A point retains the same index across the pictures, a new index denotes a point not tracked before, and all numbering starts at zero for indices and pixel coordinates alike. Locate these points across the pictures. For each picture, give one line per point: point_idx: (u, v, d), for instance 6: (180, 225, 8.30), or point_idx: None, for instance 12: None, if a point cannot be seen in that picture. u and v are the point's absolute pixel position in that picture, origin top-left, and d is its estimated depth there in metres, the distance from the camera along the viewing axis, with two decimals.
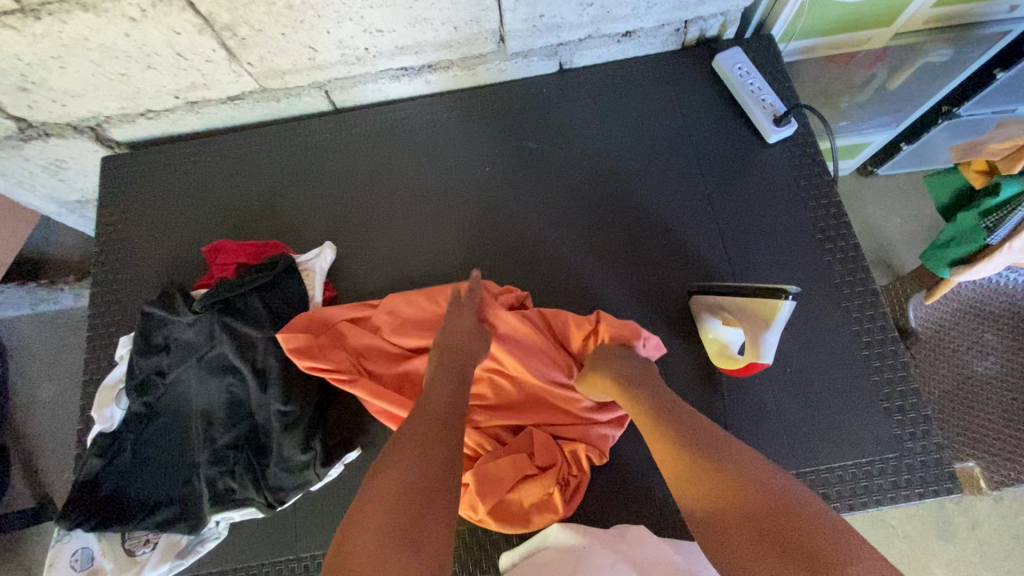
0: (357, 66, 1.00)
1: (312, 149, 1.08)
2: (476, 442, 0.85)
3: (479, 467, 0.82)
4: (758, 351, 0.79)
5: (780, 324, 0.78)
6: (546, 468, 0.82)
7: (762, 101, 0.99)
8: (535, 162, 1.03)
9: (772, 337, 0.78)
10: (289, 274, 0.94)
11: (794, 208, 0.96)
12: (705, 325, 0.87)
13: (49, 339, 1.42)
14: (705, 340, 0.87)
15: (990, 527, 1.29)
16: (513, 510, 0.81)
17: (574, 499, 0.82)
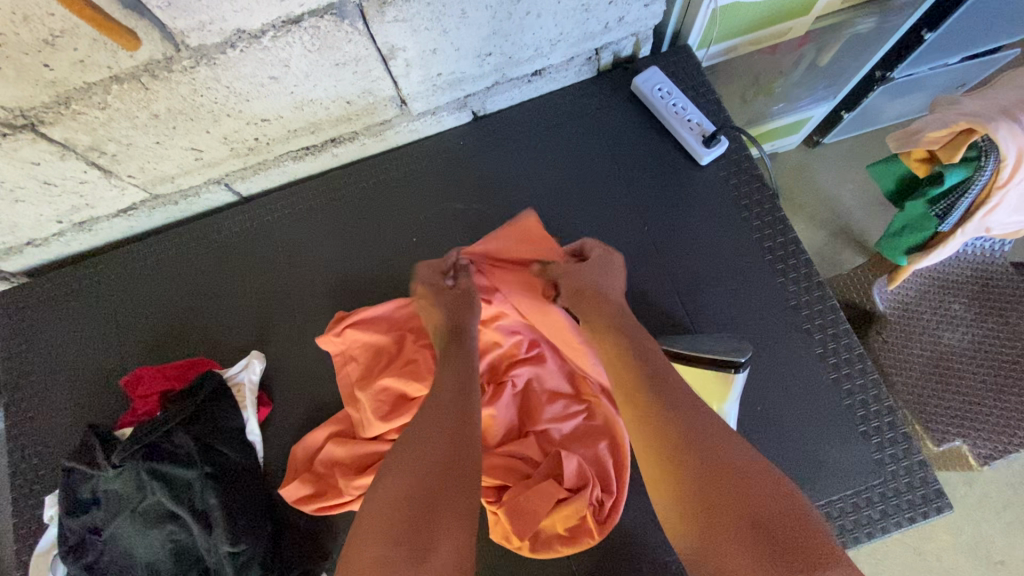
0: (253, 156, 0.91)
1: (224, 244, 0.99)
2: (509, 467, 0.82)
3: (511, 501, 0.79)
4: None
5: (737, 395, 0.75)
6: (577, 491, 0.79)
7: (688, 122, 0.94)
8: (464, 222, 0.96)
9: (732, 407, 0.76)
10: (216, 397, 0.86)
11: (738, 231, 0.91)
12: None
13: None
14: None
15: (990, 491, 1.28)
16: (545, 537, 0.79)
17: (609, 518, 0.80)
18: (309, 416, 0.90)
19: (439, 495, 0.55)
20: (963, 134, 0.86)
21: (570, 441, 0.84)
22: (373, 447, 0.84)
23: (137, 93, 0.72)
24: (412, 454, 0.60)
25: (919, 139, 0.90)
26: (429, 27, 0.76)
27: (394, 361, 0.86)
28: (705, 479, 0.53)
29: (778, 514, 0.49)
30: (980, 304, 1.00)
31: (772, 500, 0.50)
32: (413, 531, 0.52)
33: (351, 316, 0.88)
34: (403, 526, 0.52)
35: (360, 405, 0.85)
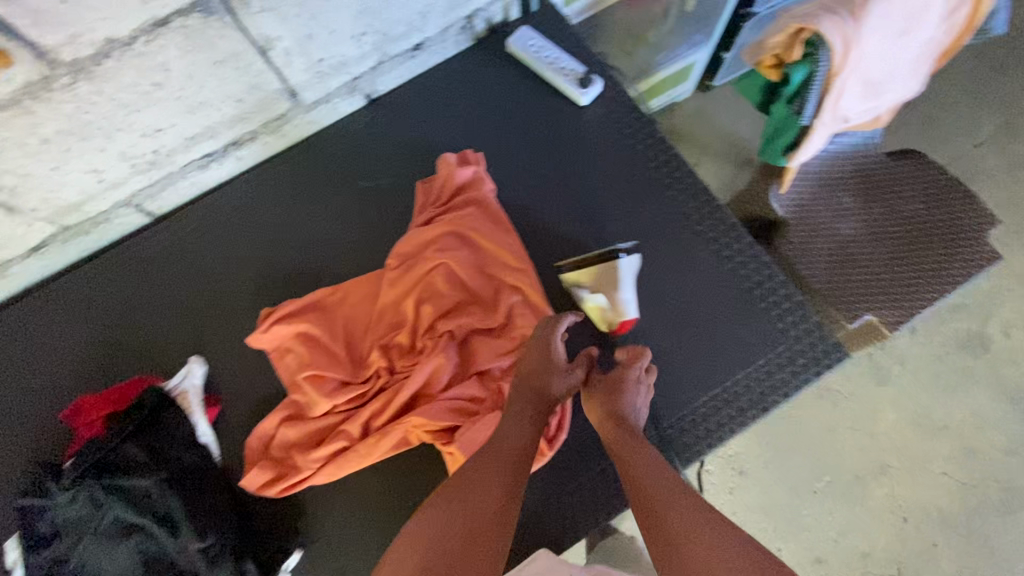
0: (155, 170, 0.94)
1: (146, 265, 1.00)
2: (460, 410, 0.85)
3: (462, 438, 0.82)
4: (623, 310, 0.87)
5: (626, 281, 0.86)
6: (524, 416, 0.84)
7: (563, 69, 1.02)
8: (376, 198, 1.01)
9: (626, 294, 0.87)
10: (161, 408, 0.88)
11: (626, 157, 0.99)
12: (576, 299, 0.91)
13: None
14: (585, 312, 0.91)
15: None
16: None
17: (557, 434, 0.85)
18: (258, 408, 0.92)
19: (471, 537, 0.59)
20: (798, 34, 0.96)
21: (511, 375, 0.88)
22: (327, 421, 0.88)
23: (20, 119, 0.74)
24: (448, 509, 0.62)
25: (765, 48, 1.00)
26: (297, 14, 0.81)
27: (328, 343, 0.90)
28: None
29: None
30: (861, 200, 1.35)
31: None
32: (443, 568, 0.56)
33: (278, 311, 0.92)
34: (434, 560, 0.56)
35: (306, 386, 0.88)
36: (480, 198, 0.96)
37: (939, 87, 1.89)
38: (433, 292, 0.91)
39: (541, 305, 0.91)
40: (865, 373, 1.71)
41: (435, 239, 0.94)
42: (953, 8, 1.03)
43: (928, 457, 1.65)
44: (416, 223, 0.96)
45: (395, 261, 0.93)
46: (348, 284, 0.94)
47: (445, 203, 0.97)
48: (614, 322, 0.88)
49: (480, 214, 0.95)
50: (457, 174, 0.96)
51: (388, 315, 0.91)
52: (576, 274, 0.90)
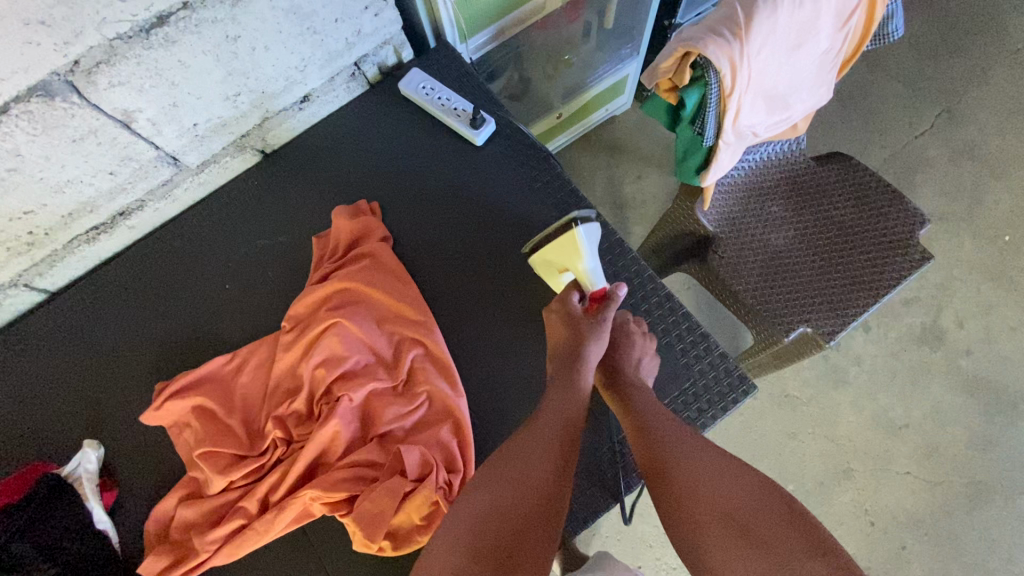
0: (37, 249, 0.91)
1: (41, 344, 0.97)
2: (358, 478, 0.81)
3: (358, 509, 0.78)
4: (590, 281, 0.84)
5: (588, 248, 0.84)
6: (423, 479, 0.80)
7: (454, 110, 1.00)
8: (274, 258, 0.99)
9: (590, 263, 0.84)
10: (50, 497, 0.83)
11: (524, 195, 0.97)
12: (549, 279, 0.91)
13: None
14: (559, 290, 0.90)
15: None
16: (406, 530, 0.80)
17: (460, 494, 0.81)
18: (159, 487, 0.89)
19: (525, 516, 0.64)
20: (684, 58, 0.94)
21: (411, 435, 0.84)
22: (221, 499, 0.83)
23: None
24: (499, 483, 0.67)
25: (656, 73, 0.97)
26: (154, 84, 0.79)
27: (222, 415, 0.87)
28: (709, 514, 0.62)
29: (772, 535, 0.59)
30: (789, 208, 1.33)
31: (772, 526, 0.60)
32: (500, 552, 0.60)
33: (170, 386, 0.89)
34: (492, 543, 0.61)
35: (199, 464, 0.85)
36: (375, 250, 0.93)
37: (875, 80, 1.88)
38: (328, 351, 0.87)
39: (441, 358, 0.88)
40: (821, 377, 1.69)
41: (330, 297, 0.91)
42: (844, 18, 1.03)
43: (890, 458, 1.62)
44: (311, 283, 0.93)
45: (293, 322, 0.91)
46: (245, 350, 0.92)
47: (340, 258, 0.94)
48: (584, 293, 0.86)
49: (376, 267, 0.92)
50: (352, 226, 0.95)
51: (286, 380, 0.88)
52: (540, 250, 0.87)
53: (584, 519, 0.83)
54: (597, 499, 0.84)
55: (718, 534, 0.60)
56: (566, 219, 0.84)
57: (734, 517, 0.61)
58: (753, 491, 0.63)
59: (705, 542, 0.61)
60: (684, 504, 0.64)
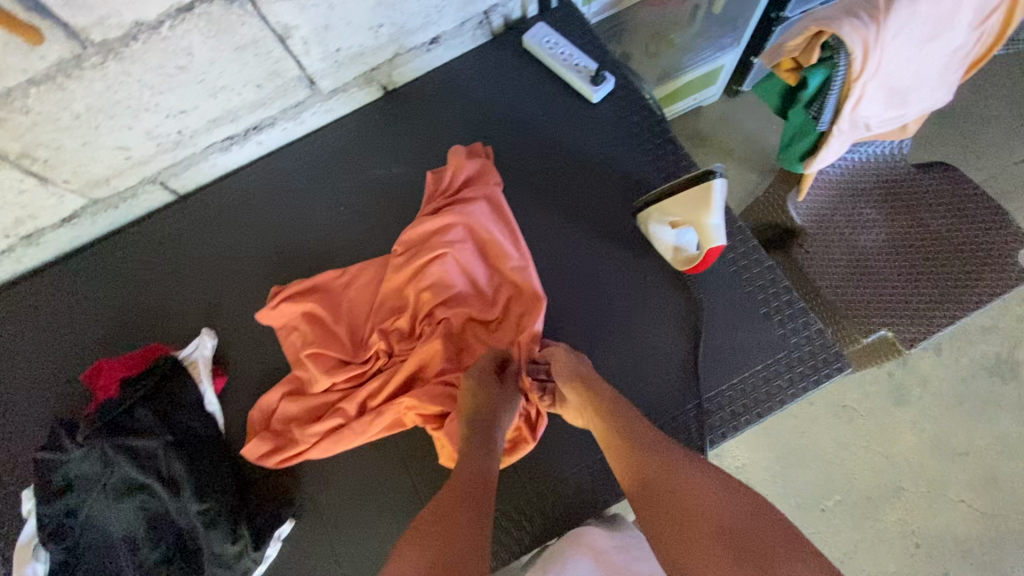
0: (180, 150, 0.98)
1: (167, 240, 1.05)
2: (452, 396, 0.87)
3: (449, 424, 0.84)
4: (711, 236, 0.84)
5: (719, 203, 0.83)
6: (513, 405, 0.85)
7: (576, 66, 1.02)
8: (387, 188, 1.04)
9: (716, 219, 0.84)
10: (172, 374, 0.92)
11: (635, 155, 0.99)
12: (657, 235, 0.90)
13: None
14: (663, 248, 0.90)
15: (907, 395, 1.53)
16: None
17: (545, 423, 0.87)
18: (263, 382, 0.95)
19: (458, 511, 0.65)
20: (816, 37, 0.94)
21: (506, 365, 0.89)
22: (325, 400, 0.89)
23: (54, 95, 0.79)
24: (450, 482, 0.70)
25: (782, 51, 0.99)
26: (315, 3, 0.85)
27: (330, 323, 0.93)
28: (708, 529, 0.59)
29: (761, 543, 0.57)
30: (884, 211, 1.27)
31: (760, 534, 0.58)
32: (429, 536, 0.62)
33: (286, 290, 0.95)
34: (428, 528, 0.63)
35: (307, 366, 0.91)
36: (488, 189, 0.97)
37: (982, 99, 1.81)
38: (435, 277, 0.91)
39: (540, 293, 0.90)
40: (883, 392, 1.66)
41: (440, 228, 0.95)
42: (982, 17, 1.01)
43: (945, 483, 1.59)
44: (422, 216, 0.98)
45: (404, 246, 0.95)
46: (355, 267, 0.97)
47: (454, 193, 0.98)
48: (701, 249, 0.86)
49: (487, 204, 0.96)
50: (467, 165, 0.99)
51: (392, 299, 0.93)
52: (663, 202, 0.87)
53: None
54: None
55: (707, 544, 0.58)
56: (704, 169, 0.83)
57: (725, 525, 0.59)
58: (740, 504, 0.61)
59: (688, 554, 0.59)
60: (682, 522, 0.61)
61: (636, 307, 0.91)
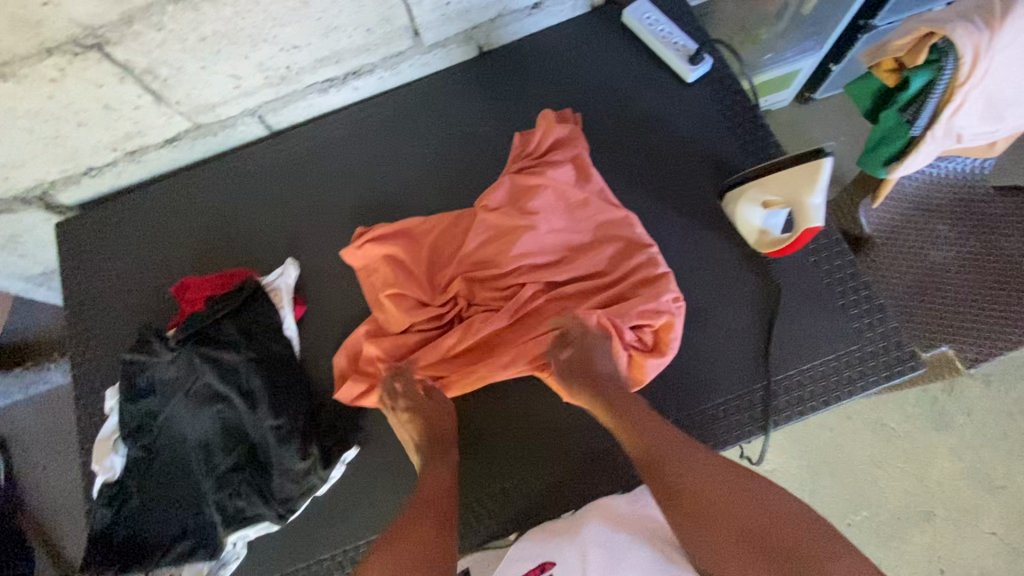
0: (284, 85, 1.02)
1: (258, 173, 1.10)
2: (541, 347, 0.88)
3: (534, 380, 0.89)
4: (808, 216, 0.77)
5: (825, 184, 0.76)
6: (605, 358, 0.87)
7: (675, 44, 1.03)
8: (473, 144, 1.07)
9: (817, 199, 0.77)
10: (255, 296, 0.96)
11: (724, 139, 1.00)
12: (746, 215, 0.88)
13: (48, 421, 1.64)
14: (747, 228, 0.89)
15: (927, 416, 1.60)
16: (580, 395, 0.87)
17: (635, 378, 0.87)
18: (339, 315, 0.99)
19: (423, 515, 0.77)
20: (924, 38, 0.95)
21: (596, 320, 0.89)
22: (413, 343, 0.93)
23: (187, 14, 0.83)
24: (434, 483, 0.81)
25: (886, 49, 1.00)
26: None
27: (414, 270, 0.97)
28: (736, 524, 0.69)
29: (785, 535, 0.67)
30: (961, 226, 1.19)
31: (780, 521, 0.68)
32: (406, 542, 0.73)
33: (370, 232, 0.98)
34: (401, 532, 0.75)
35: (392, 308, 0.94)
36: (576, 154, 0.99)
37: None
38: (524, 233, 0.94)
39: (634, 258, 0.92)
40: (925, 416, 1.64)
41: (527, 188, 0.96)
42: None
43: (979, 514, 1.56)
44: (507, 174, 0.99)
45: (492, 203, 0.97)
46: (440, 220, 1.00)
47: (541, 156, 1.00)
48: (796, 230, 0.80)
49: (577, 171, 0.98)
50: (557, 128, 1.00)
51: (476, 252, 0.96)
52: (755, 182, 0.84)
53: (726, 444, 0.86)
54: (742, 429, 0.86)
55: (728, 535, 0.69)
56: (814, 146, 0.76)
57: (744, 510, 0.69)
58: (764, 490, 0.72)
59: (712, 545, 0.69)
60: (699, 511, 0.71)
61: (712, 284, 0.92)
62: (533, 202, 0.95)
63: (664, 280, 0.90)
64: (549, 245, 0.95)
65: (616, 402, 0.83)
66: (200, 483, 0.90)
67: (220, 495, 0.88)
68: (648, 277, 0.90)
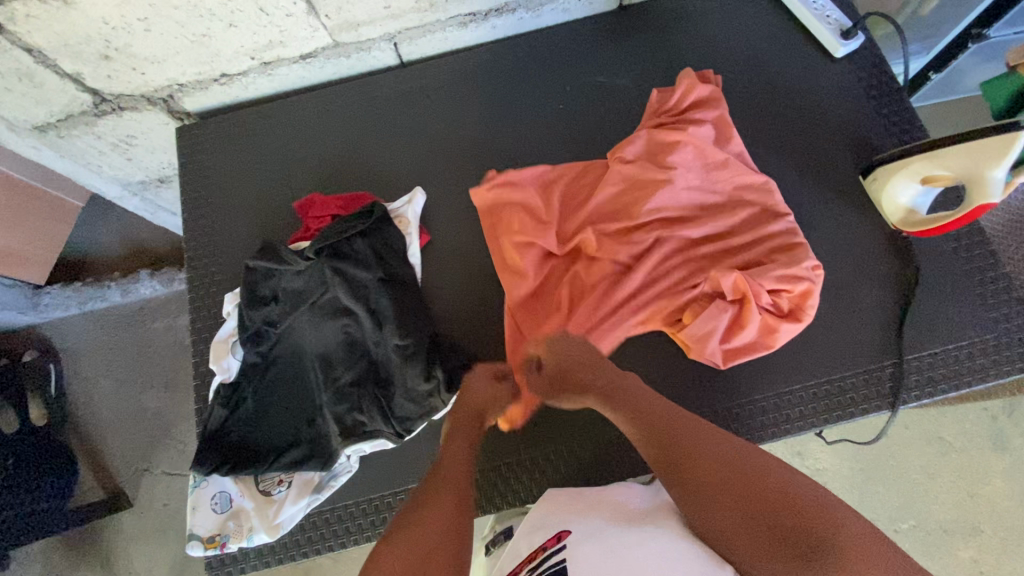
0: (429, 13, 1.01)
1: (385, 100, 1.09)
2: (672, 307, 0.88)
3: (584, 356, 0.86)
4: (988, 191, 0.78)
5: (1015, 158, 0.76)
6: (738, 320, 0.86)
7: (827, 18, 1.03)
8: (608, 95, 1.06)
9: (1001, 173, 0.77)
10: (384, 218, 0.95)
11: (868, 119, 1.00)
12: (897, 190, 0.88)
13: (101, 335, 1.55)
14: (891, 206, 0.90)
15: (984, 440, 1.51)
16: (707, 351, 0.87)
17: (764, 343, 0.86)
18: (463, 248, 0.99)
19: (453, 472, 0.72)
20: None
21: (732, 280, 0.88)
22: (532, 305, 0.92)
23: None
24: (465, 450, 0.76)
25: None
26: None
27: (542, 216, 0.94)
28: (755, 506, 0.63)
29: (814, 522, 0.59)
30: None
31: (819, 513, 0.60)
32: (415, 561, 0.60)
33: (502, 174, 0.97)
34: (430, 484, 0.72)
35: (518, 254, 0.93)
36: (720, 115, 0.97)
37: None
38: (662, 190, 0.92)
39: (773, 225, 0.91)
40: None
41: (667, 143, 0.94)
42: None
43: None
44: (643, 129, 0.98)
45: (629, 155, 0.95)
46: (571, 171, 0.98)
47: (681, 113, 0.98)
48: (971, 203, 0.80)
49: (721, 133, 0.97)
50: (700, 87, 0.98)
51: (606, 207, 0.95)
52: (918, 155, 0.84)
53: (852, 416, 0.86)
54: (868, 403, 0.86)
55: (766, 537, 0.60)
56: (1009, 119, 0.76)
57: (781, 504, 0.62)
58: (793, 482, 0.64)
59: (751, 550, 0.61)
60: (712, 497, 0.65)
61: (847, 260, 0.92)
62: (673, 158, 0.93)
63: (802, 249, 0.89)
64: (683, 204, 0.94)
65: (643, 415, 0.75)
66: (317, 394, 0.90)
67: (339, 408, 0.88)
68: (786, 245, 0.90)
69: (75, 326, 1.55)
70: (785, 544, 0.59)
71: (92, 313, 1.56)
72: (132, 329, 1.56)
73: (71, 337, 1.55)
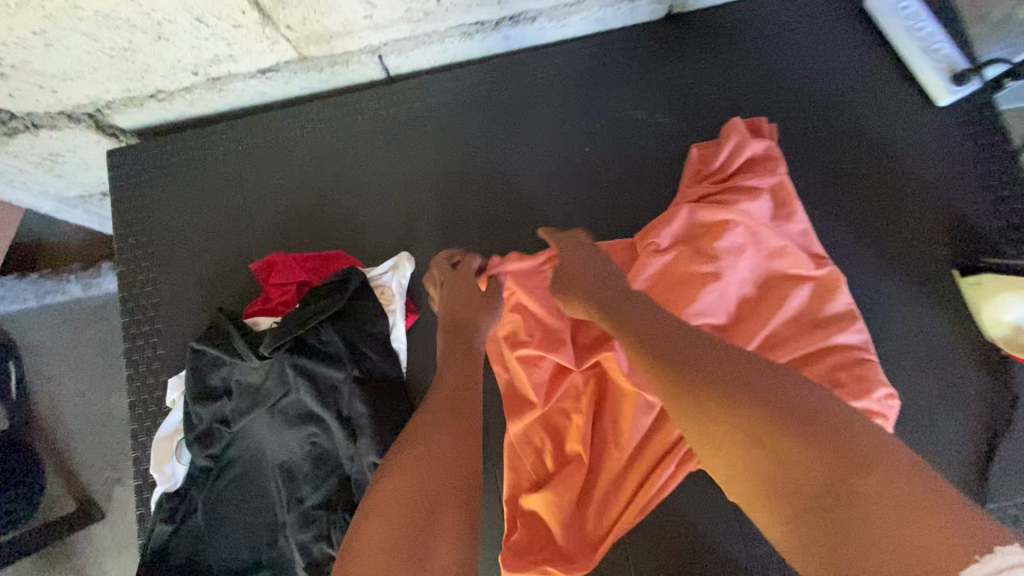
0: (425, 23, 0.78)
1: (367, 127, 0.87)
2: None
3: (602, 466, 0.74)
4: None
5: None
6: None
7: (936, 52, 0.81)
8: (647, 136, 0.84)
9: None
10: (361, 297, 0.77)
11: (973, 193, 0.79)
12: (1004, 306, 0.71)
13: (61, 335, 1.24)
14: (990, 322, 0.73)
15: None
16: None
17: None
18: None
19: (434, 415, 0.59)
20: None
21: None
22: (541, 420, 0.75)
23: None
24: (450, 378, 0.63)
25: None
26: None
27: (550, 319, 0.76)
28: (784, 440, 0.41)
29: (851, 470, 0.39)
30: None
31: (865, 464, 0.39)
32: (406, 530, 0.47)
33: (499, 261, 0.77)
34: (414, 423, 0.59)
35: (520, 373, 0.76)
36: (780, 182, 0.77)
37: None
38: (707, 294, 0.74)
39: (836, 334, 0.73)
40: None
41: (711, 226, 0.75)
42: None
43: None
44: (681, 202, 0.78)
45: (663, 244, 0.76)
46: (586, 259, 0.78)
47: (732, 180, 0.77)
48: None
49: (782, 203, 0.77)
50: (760, 146, 0.78)
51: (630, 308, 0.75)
52: None
53: None
54: None
55: (795, 504, 0.39)
56: None
57: (794, 418, 0.42)
58: (822, 400, 0.44)
59: (755, 497, 0.41)
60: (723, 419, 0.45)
61: (934, 379, 0.74)
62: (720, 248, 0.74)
63: (873, 369, 0.71)
64: (729, 307, 0.75)
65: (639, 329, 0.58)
66: (279, 511, 0.75)
67: (304, 535, 0.73)
68: (849, 361, 0.71)
69: (32, 322, 1.24)
70: (807, 497, 0.39)
71: (54, 308, 1.24)
72: (102, 329, 1.25)
73: (22, 335, 1.23)
